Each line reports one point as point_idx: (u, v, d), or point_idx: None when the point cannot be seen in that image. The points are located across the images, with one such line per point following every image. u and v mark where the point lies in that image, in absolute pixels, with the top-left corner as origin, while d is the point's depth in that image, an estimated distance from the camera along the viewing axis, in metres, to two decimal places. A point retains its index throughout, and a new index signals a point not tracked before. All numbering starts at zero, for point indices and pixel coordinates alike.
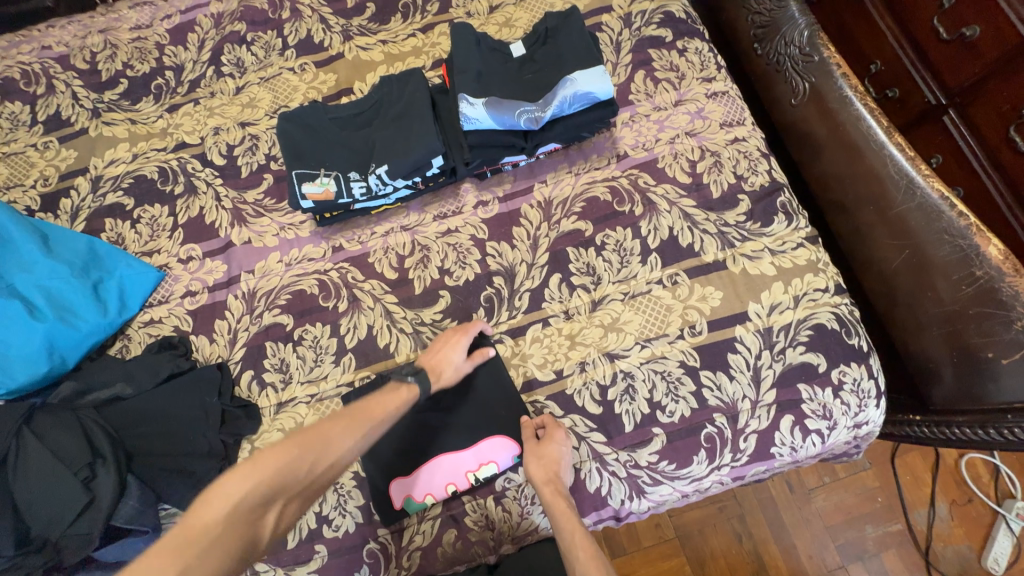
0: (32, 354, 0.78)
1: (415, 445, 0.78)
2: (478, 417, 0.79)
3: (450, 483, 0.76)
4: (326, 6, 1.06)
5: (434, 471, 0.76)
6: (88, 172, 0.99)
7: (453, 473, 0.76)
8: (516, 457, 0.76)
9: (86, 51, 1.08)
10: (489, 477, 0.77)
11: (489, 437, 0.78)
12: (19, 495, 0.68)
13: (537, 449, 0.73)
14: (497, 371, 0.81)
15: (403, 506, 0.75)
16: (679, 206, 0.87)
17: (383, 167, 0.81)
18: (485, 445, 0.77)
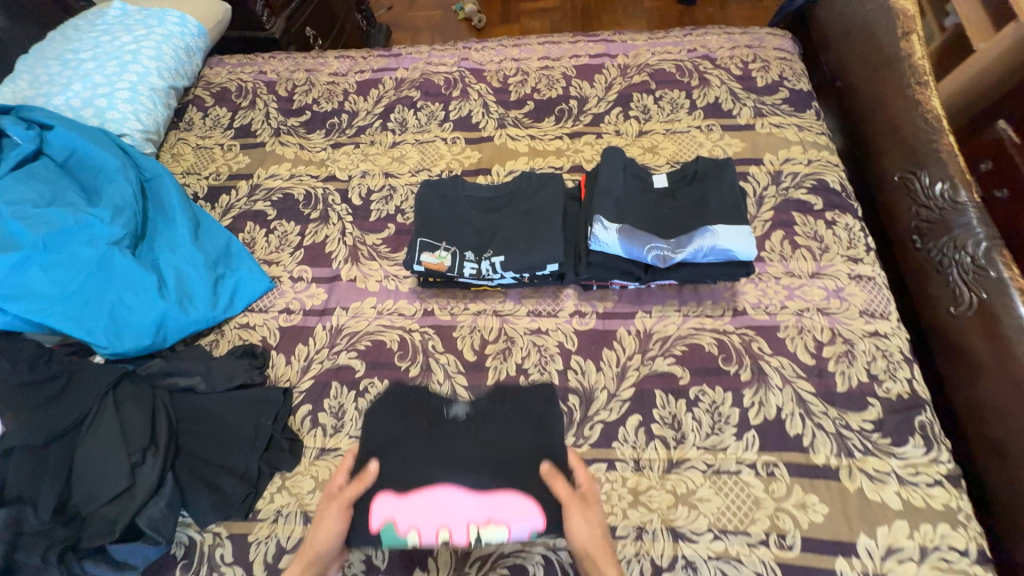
0: (143, 325, 0.85)
1: (427, 469, 0.70)
2: (501, 458, 0.72)
3: (444, 528, 0.65)
4: (492, 95, 1.17)
5: (429, 506, 0.67)
6: (250, 178, 1.13)
7: (452, 517, 0.66)
8: (531, 531, 0.67)
9: (289, 82, 1.28)
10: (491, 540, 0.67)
11: (506, 489, 0.69)
12: (77, 458, 0.72)
13: (581, 509, 0.66)
14: (549, 403, 0.78)
15: (380, 530, 0.66)
16: (794, 386, 0.78)
17: (500, 256, 0.83)
18: (502, 500, 0.68)
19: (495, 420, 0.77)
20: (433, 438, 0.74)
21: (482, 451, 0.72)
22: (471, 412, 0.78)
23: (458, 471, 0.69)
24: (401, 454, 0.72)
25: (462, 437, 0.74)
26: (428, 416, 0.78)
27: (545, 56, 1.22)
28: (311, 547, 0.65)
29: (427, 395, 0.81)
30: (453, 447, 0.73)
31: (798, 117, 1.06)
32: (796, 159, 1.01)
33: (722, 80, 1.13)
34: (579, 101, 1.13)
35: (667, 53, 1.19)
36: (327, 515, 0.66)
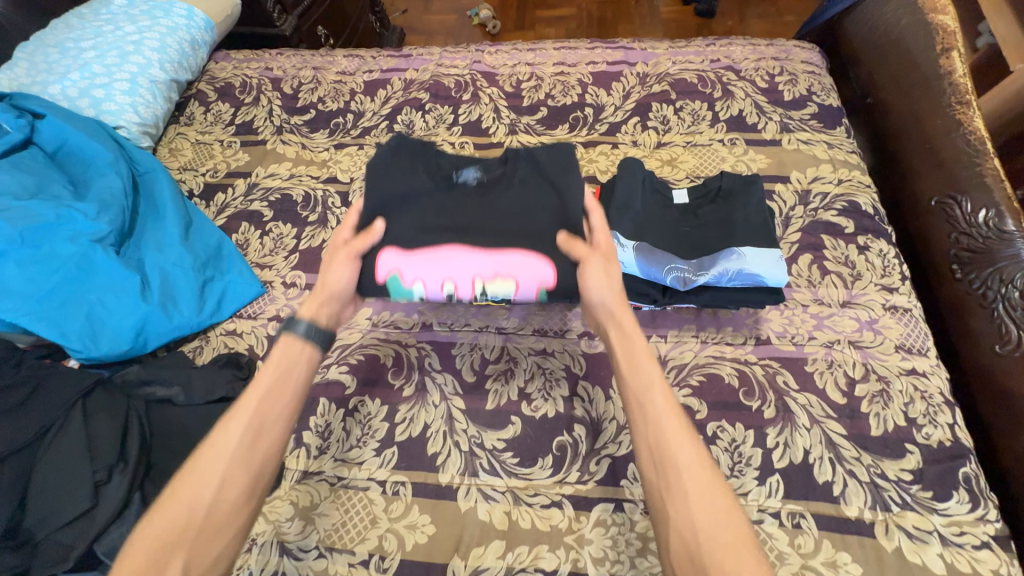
0: (122, 328, 0.80)
1: (443, 224, 0.70)
2: (502, 229, 0.70)
3: (450, 281, 0.69)
4: (504, 99, 1.12)
5: (438, 259, 0.69)
6: (249, 177, 1.08)
7: (459, 272, 0.69)
8: (534, 290, 0.69)
9: (295, 79, 1.24)
10: (496, 295, 0.69)
11: (515, 250, 0.69)
12: (36, 475, 0.66)
13: (603, 268, 0.63)
14: (566, 164, 0.72)
15: (387, 281, 0.69)
16: (823, 427, 0.71)
17: None
18: (508, 260, 0.69)
19: (506, 190, 0.72)
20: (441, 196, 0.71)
21: (477, 233, 0.70)
22: (485, 179, 0.74)
23: (458, 238, 0.70)
24: (393, 230, 0.70)
25: (469, 211, 0.71)
26: (440, 171, 0.74)
27: (561, 61, 1.17)
28: (324, 286, 0.66)
29: (438, 153, 0.75)
30: (467, 207, 0.71)
31: (827, 134, 1.00)
32: (825, 178, 0.94)
33: (747, 92, 1.07)
34: (595, 109, 1.08)
35: (689, 62, 1.14)
36: (345, 261, 0.67)
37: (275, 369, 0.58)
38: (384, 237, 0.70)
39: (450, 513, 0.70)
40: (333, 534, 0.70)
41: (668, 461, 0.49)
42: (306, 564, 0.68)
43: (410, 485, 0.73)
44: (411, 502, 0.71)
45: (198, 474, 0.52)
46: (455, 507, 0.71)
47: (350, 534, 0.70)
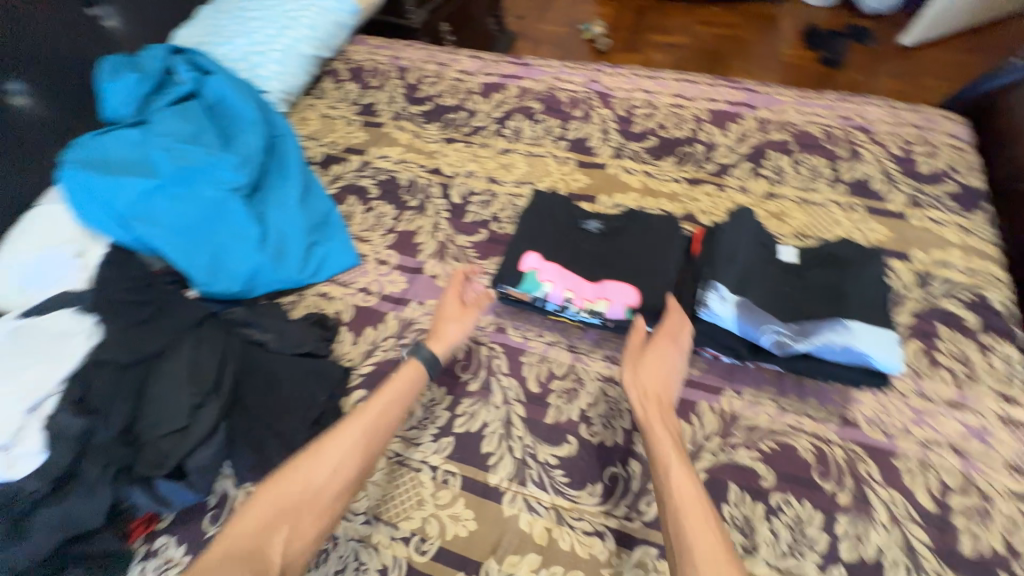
0: (237, 272, 0.88)
1: (560, 251, 0.83)
2: (612, 265, 0.80)
3: (568, 291, 0.77)
4: (614, 122, 1.13)
5: (564, 272, 0.79)
6: (363, 155, 1.17)
7: (576, 286, 0.77)
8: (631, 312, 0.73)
9: (419, 72, 1.32)
10: (597, 312, 0.76)
11: (618, 279, 0.78)
12: (151, 385, 0.74)
13: (648, 352, 0.71)
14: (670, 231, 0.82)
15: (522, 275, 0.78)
16: (905, 530, 0.65)
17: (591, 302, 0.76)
18: (614, 287, 0.77)
19: (621, 236, 0.84)
20: (562, 237, 0.85)
21: (594, 260, 0.81)
22: (607, 228, 0.86)
23: (575, 263, 0.81)
24: (527, 242, 0.84)
25: (589, 239, 0.84)
26: (562, 219, 0.88)
27: (679, 93, 1.16)
28: (441, 325, 0.83)
29: (563, 203, 0.90)
30: (584, 246, 0.83)
31: (962, 216, 0.92)
32: (952, 264, 0.86)
33: (876, 156, 1.01)
34: (706, 147, 1.06)
35: (815, 115, 1.09)
36: (460, 314, 0.85)
37: (393, 392, 0.74)
38: (518, 246, 0.84)
39: (493, 515, 0.71)
40: (382, 504, 0.74)
41: (677, 534, 0.57)
42: (353, 525, 0.72)
43: (459, 477, 0.75)
44: (457, 493, 0.73)
45: (286, 478, 0.65)
46: (498, 510, 0.72)
47: (397, 508, 0.73)
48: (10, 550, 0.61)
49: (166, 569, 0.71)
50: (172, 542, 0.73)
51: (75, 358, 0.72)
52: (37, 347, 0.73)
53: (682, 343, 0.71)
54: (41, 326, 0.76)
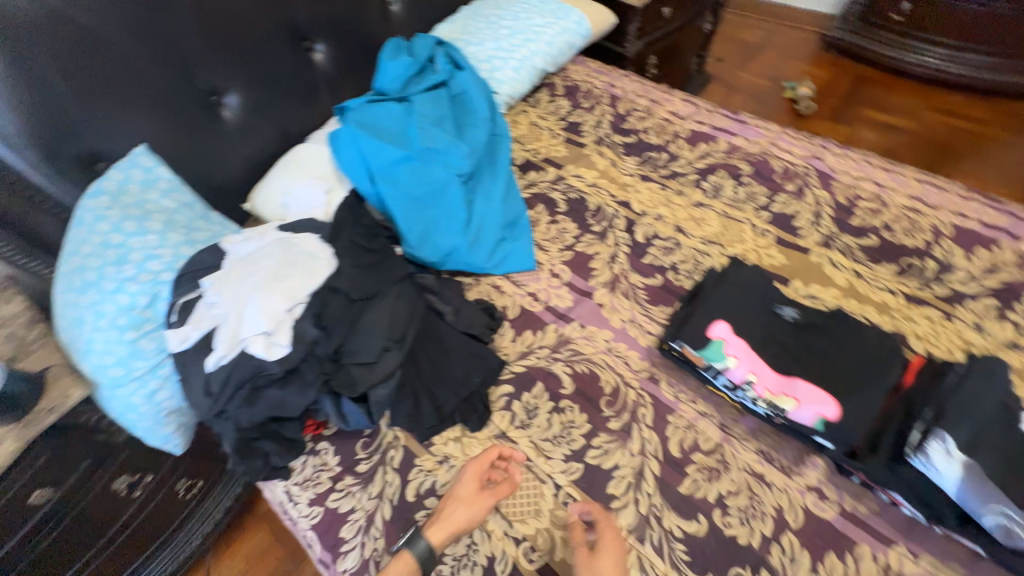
0: (439, 246, 0.99)
1: (753, 329, 0.78)
2: (806, 362, 0.74)
3: (751, 374, 0.74)
4: (831, 207, 1.04)
5: (752, 354, 0.75)
6: (559, 169, 1.24)
7: (762, 373, 0.74)
8: (820, 423, 0.68)
9: (630, 104, 1.36)
10: (779, 409, 0.71)
11: (811, 380, 0.72)
12: (358, 318, 0.86)
13: (590, 560, 0.68)
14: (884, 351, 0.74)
15: (709, 342, 0.77)
16: None
17: (775, 396, 0.72)
18: (805, 388, 0.72)
19: (822, 335, 0.78)
20: (756, 314, 0.80)
21: (787, 349, 0.76)
22: (804, 321, 0.80)
23: (764, 347, 0.77)
24: (718, 307, 0.81)
25: (782, 326, 0.80)
26: (758, 294, 0.83)
27: (918, 196, 1.04)
28: (452, 504, 0.74)
29: (761, 278, 0.86)
30: (777, 331, 0.79)
31: None
32: None
33: None
34: (939, 265, 0.93)
35: None
36: (474, 497, 0.74)
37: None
38: (705, 307, 0.82)
39: None
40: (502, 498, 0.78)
41: None
42: None
43: (579, 506, 0.76)
44: (574, 520, 0.75)
45: None
46: None
47: (515, 508, 0.77)
48: (241, 412, 0.75)
49: (321, 470, 0.84)
50: (331, 450, 0.86)
51: (314, 277, 0.85)
52: (288, 256, 0.87)
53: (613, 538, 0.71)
54: (295, 241, 0.91)
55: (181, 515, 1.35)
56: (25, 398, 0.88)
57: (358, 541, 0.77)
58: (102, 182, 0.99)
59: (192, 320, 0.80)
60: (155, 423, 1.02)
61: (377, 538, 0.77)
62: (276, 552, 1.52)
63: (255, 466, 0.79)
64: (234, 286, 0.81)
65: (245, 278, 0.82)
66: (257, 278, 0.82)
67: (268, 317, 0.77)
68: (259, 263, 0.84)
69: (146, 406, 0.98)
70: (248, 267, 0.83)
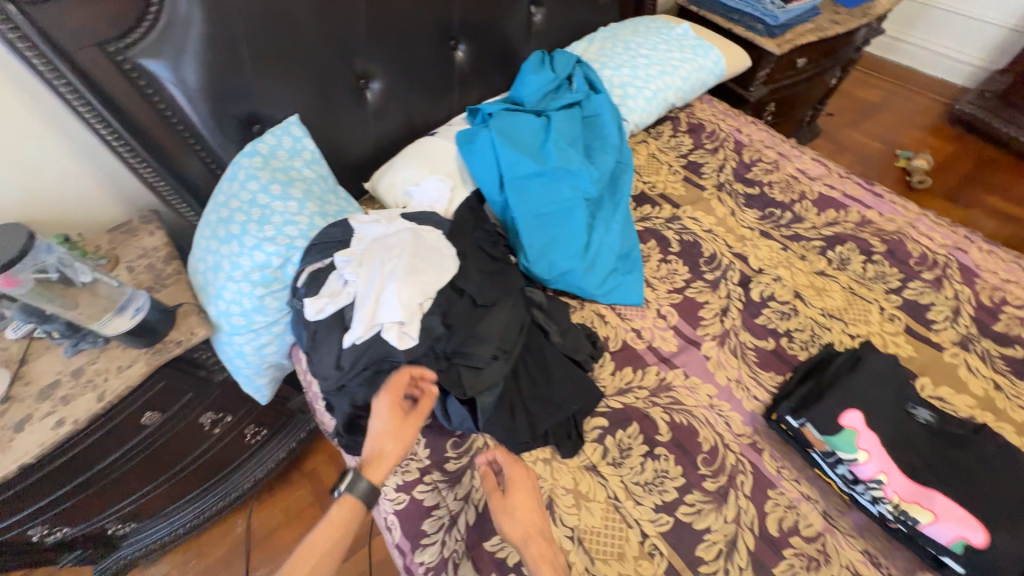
0: (556, 266, 1.00)
1: (878, 425, 0.76)
2: (931, 472, 0.72)
3: (883, 473, 0.73)
4: (972, 306, 0.97)
5: (884, 452, 0.74)
6: (675, 207, 1.22)
7: (894, 474, 0.72)
8: (956, 543, 0.67)
9: (756, 154, 1.33)
10: (910, 517, 0.70)
11: (947, 493, 0.70)
12: (476, 323, 0.88)
13: (501, 500, 0.73)
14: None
15: (838, 429, 0.76)
16: None
17: (905, 501, 0.70)
18: (942, 501, 0.69)
19: (956, 447, 0.75)
20: (882, 411, 0.78)
21: (916, 455, 0.74)
22: (938, 428, 0.78)
23: (891, 446, 0.75)
24: (844, 393, 0.80)
25: (909, 427, 0.77)
26: (887, 389, 0.81)
27: None
28: (381, 441, 0.73)
29: (891, 373, 0.83)
30: (904, 432, 0.76)
31: None
32: None
33: None
34: None
35: None
36: (398, 428, 0.75)
37: (334, 524, 0.68)
38: (833, 391, 0.80)
39: None
40: (587, 533, 0.77)
41: None
42: (558, 532, 0.77)
43: (665, 560, 0.75)
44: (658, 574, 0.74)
45: None
46: None
47: (599, 546, 0.76)
48: (360, 390, 0.80)
49: (411, 459, 0.86)
50: (422, 441, 0.88)
51: (439, 280, 0.88)
52: (419, 250, 0.90)
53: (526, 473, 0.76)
54: (423, 235, 0.94)
55: (246, 453, 1.43)
56: (161, 328, 0.95)
57: (439, 539, 0.79)
58: (257, 144, 1.05)
59: (327, 290, 0.86)
60: (255, 373, 1.09)
61: (457, 540, 0.78)
62: (314, 513, 1.57)
63: (356, 442, 0.82)
64: (369, 270, 0.86)
65: (380, 265, 0.86)
66: (390, 267, 0.86)
67: (397, 309, 0.81)
68: (392, 252, 0.89)
69: (253, 355, 1.05)
70: (383, 254, 0.88)
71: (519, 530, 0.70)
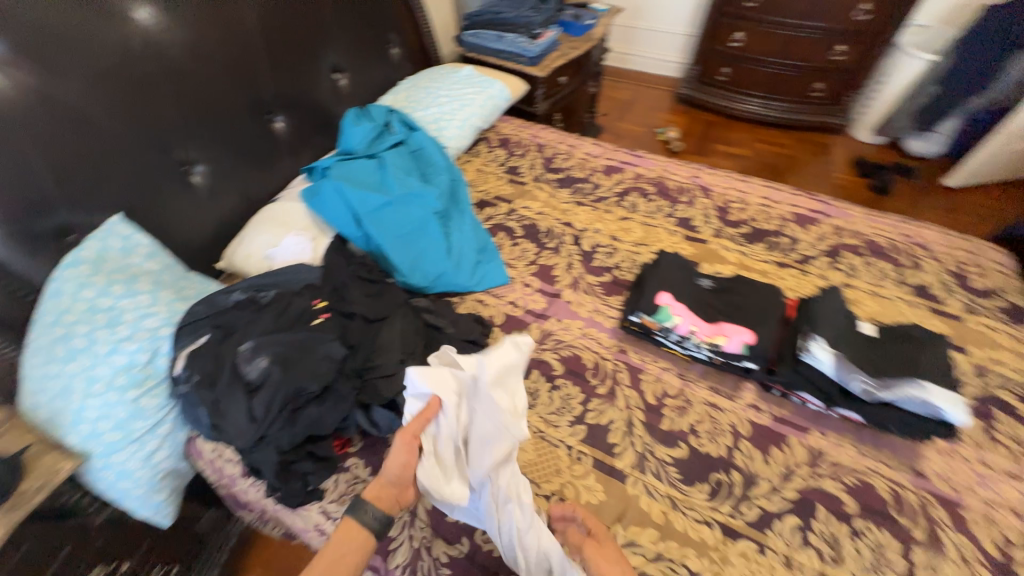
0: (430, 272, 1.16)
1: (683, 299, 1.08)
2: (722, 313, 1.05)
3: (692, 326, 1.03)
4: (714, 210, 1.42)
5: (691, 313, 1.05)
6: (510, 204, 1.48)
7: (699, 324, 1.04)
8: (744, 348, 0.98)
9: (554, 150, 1.69)
10: (715, 346, 1.00)
11: (730, 321, 1.03)
12: (378, 339, 0.98)
13: (599, 549, 0.72)
14: (767, 297, 1.06)
15: (658, 309, 1.06)
16: (972, 568, 0.77)
17: (708, 338, 1.01)
18: (727, 326, 1.02)
19: (734, 294, 1.08)
20: (683, 289, 1.10)
21: (710, 309, 1.06)
22: (716, 286, 1.12)
23: (693, 307, 1.07)
24: (657, 284, 1.11)
25: (701, 293, 1.10)
26: (681, 274, 1.14)
27: (766, 196, 1.45)
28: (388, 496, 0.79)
29: (681, 263, 1.16)
30: (699, 297, 1.09)
31: (1011, 327, 1.10)
32: (1005, 364, 1.03)
33: (935, 270, 1.22)
34: (791, 240, 1.31)
35: (882, 230, 1.34)
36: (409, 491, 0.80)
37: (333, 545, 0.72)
38: (648, 285, 1.11)
39: (618, 492, 0.88)
40: (527, 467, 0.91)
41: None
42: None
43: (590, 458, 0.93)
44: (589, 469, 0.91)
45: None
46: (623, 489, 0.88)
47: (539, 472, 0.91)
48: (282, 432, 0.82)
49: (355, 482, 0.90)
50: (359, 462, 0.92)
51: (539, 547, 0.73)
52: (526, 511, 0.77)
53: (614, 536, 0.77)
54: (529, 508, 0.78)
55: None
56: (7, 480, 0.80)
57: (405, 535, 0.84)
58: (79, 251, 0.97)
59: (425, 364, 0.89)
60: (149, 489, 0.98)
61: (422, 528, 0.85)
62: None
63: (294, 488, 0.84)
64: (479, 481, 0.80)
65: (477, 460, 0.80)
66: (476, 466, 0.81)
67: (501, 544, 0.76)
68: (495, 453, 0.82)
69: (141, 470, 0.95)
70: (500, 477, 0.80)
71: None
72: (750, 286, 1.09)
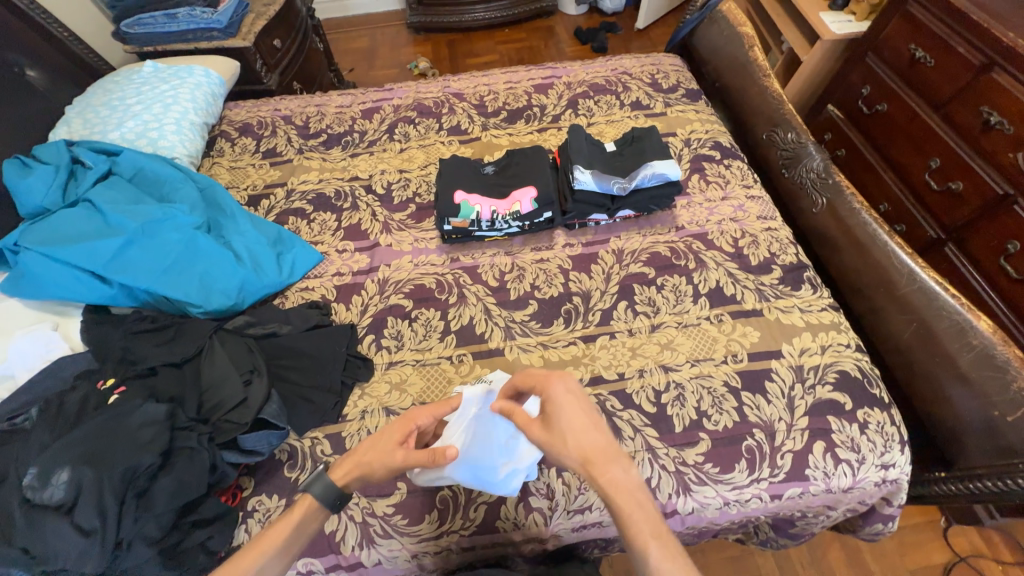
0: (229, 288, 1.04)
1: (478, 190, 1.19)
2: (513, 185, 1.19)
3: (493, 207, 1.15)
4: (473, 109, 1.52)
5: (488, 197, 1.17)
6: (284, 186, 1.36)
7: (496, 202, 1.16)
8: (536, 203, 1.15)
9: (303, 115, 1.56)
10: (516, 214, 1.15)
11: (518, 187, 1.18)
12: (206, 378, 0.88)
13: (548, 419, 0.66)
14: (532, 158, 1.23)
15: (459, 206, 1.15)
16: (725, 266, 1.12)
17: (507, 210, 1.15)
18: (516, 193, 1.16)
19: (511, 168, 1.23)
20: (475, 183, 1.21)
21: (501, 188, 1.19)
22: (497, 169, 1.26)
23: (487, 192, 1.19)
24: (450, 189, 1.19)
25: (489, 179, 1.23)
26: (467, 172, 1.24)
27: (509, 80, 1.61)
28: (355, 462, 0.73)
29: (463, 163, 1.25)
30: (488, 183, 1.21)
31: (694, 105, 1.48)
32: (698, 130, 1.40)
33: (639, 86, 1.55)
34: (540, 108, 1.51)
35: (597, 71, 1.61)
36: (388, 451, 0.71)
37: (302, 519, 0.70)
38: (444, 194, 1.18)
39: (504, 362, 1.00)
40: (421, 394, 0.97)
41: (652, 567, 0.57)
42: None
43: (470, 354, 1.02)
44: (473, 363, 1.00)
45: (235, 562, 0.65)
46: (507, 359, 1.01)
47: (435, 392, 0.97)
48: (142, 521, 0.71)
49: (270, 514, 0.84)
50: (263, 496, 0.86)
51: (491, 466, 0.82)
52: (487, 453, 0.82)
53: (563, 386, 0.68)
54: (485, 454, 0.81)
55: None
56: None
57: (344, 520, 0.84)
58: None
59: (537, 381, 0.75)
60: None
61: (358, 502, 0.86)
62: None
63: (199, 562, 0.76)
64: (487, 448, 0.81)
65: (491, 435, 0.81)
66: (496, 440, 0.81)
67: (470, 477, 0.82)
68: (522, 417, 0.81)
69: None
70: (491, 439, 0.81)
71: (580, 452, 0.63)
72: (523, 155, 1.24)
